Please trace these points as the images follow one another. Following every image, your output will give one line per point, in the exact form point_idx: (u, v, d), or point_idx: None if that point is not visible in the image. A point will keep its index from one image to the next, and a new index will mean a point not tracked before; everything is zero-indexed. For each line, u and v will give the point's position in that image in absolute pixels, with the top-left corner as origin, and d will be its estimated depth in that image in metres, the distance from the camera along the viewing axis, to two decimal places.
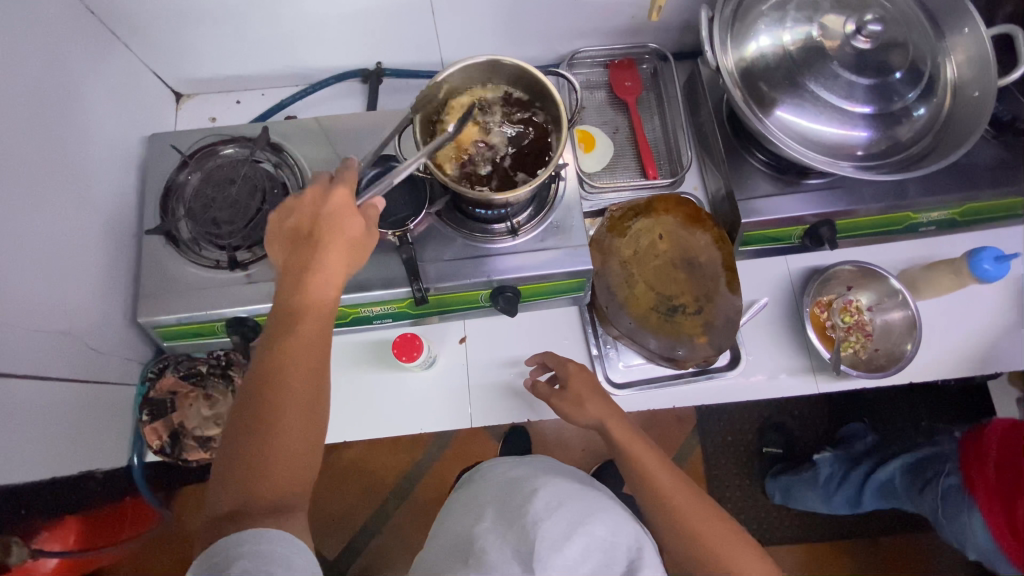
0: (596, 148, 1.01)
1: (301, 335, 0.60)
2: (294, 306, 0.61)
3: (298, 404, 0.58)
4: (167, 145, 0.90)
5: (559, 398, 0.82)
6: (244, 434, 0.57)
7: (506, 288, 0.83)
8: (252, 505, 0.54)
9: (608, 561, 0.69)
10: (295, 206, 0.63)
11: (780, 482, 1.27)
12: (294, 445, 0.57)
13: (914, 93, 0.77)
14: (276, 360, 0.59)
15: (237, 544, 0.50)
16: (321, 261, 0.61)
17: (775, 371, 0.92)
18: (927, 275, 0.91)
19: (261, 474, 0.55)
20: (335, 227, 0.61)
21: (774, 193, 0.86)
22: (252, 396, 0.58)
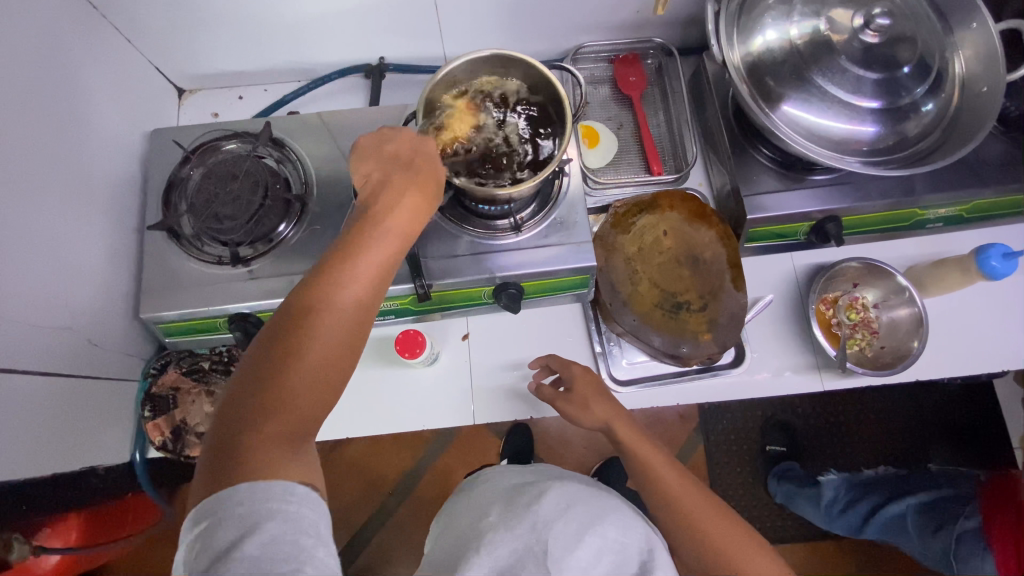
0: (600, 144, 1.01)
1: (371, 260, 0.55)
2: (371, 230, 0.56)
3: (344, 335, 0.52)
4: (169, 141, 0.89)
5: (564, 401, 0.82)
6: (280, 348, 0.50)
7: (510, 285, 0.83)
8: (267, 433, 0.48)
9: (620, 563, 0.69)
10: (396, 137, 0.62)
11: (783, 487, 1.27)
12: (326, 380, 0.51)
13: (922, 88, 0.76)
14: (339, 279, 0.53)
15: (265, 499, 0.44)
16: (408, 197, 0.59)
17: (780, 369, 0.91)
18: (932, 273, 0.90)
19: (287, 401, 0.49)
20: (433, 171, 0.61)
21: (780, 190, 0.85)
22: (299, 307, 0.52)
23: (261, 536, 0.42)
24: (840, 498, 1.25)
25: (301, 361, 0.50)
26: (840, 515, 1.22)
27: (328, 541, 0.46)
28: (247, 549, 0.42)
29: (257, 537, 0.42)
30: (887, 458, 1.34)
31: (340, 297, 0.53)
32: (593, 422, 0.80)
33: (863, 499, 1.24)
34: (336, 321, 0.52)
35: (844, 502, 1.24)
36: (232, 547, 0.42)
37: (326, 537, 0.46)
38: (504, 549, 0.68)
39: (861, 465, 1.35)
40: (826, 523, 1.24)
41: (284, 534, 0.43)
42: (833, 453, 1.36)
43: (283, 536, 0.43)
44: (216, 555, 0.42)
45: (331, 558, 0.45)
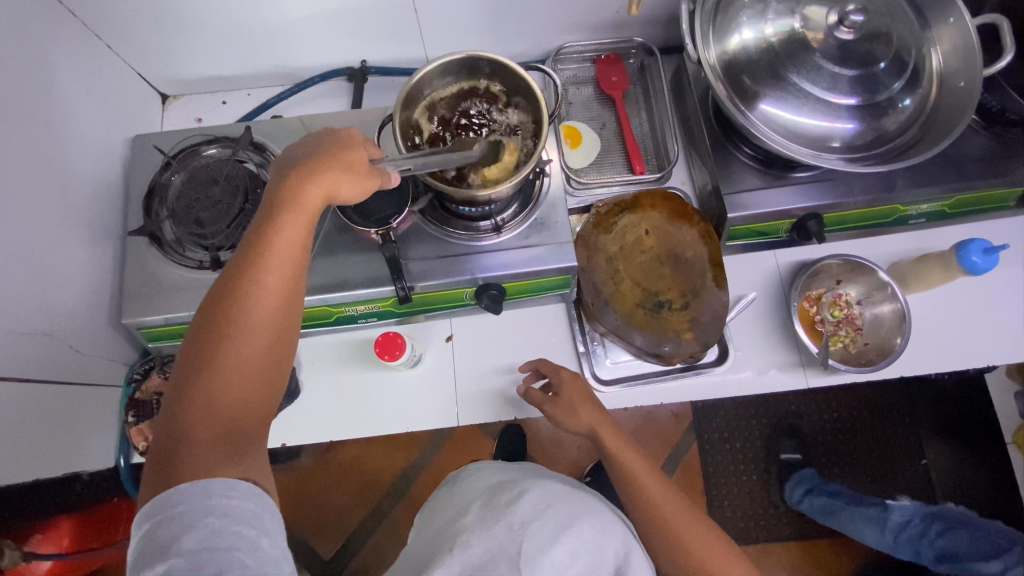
0: (583, 144, 1.01)
1: (275, 248, 0.57)
2: (276, 220, 0.58)
3: (259, 325, 0.55)
4: (151, 146, 0.90)
5: (552, 404, 0.82)
6: (198, 347, 0.53)
7: (491, 286, 0.83)
8: (195, 430, 0.51)
9: (594, 565, 0.69)
10: (309, 129, 0.65)
11: (821, 498, 1.25)
12: (255, 367, 0.54)
13: (898, 84, 0.76)
14: (246, 271, 0.55)
15: (204, 496, 0.47)
16: (311, 181, 0.59)
17: (764, 367, 0.91)
18: (916, 270, 0.90)
19: (209, 396, 0.52)
20: (339, 150, 0.61)
21: (760, 187, 0.85)
22: (213, 306, 0.55)
23: (200, 531, 0.46)
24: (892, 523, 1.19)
25: (217, 357, 0.53)
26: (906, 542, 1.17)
27: (273, 533, 0.50)
28: (187, 543, 0.45)
29: (195, 533, 0.46)
30: (878, 454, 1.35)
31: (249, 289, 0.55)
32: (579, 426, 0.80)
33: (943, 534, 1.17)
34: (246, 313, 0.54)
35: (896, 529, 1.19)
36: (173, 542, 0.45)
37: (270, 529, 0.50)
38: (478, 547, 0.69)
39: (854, 462, 1.35)
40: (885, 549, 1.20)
41: (225, 528, 0.47)
42: (826, 450, 1.36)
43: (224, 530, 0.46)
44: (161, 550, 0.45)
45: (274, 549, 0.49)
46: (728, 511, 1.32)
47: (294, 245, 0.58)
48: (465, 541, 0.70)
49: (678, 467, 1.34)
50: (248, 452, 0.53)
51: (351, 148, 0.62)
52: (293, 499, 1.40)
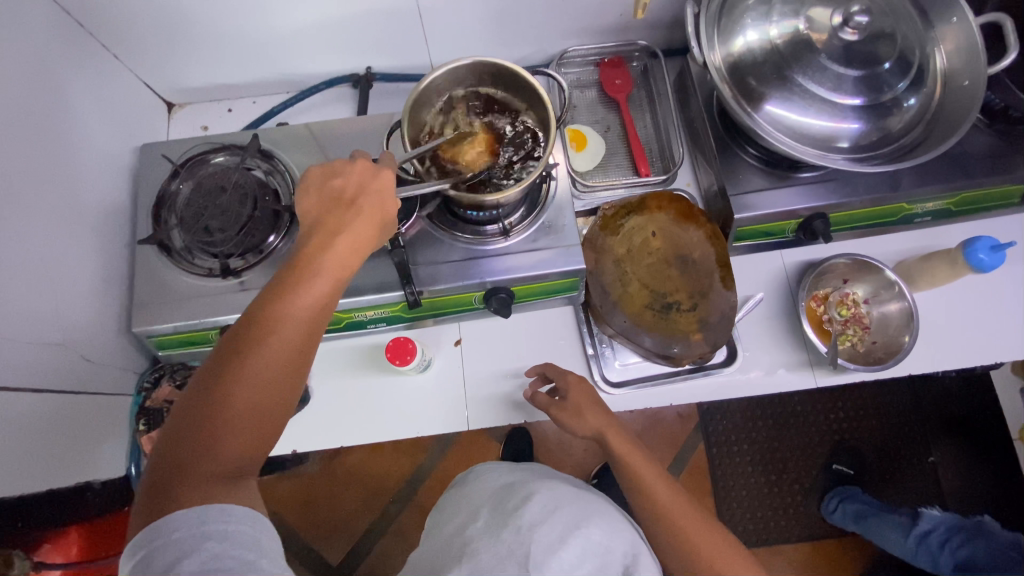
0: (588, 146, 1.01)
1: (306, 293, 0.55)
2: (309, 263, 0.57)
3: (280, 370, 0.53)
4: (159, 155, 0.90)
5: (559, 409, 0.82)
6: (213, 387, 0.51)
7: (500, 290, 0.83)
8: (205, 471, 0.49)
9: (604, 567, 0.69)
10: (346, 171, 0.63)
11: (852, 506, 1.24)
12: (266, 412, 0.52)
13: (903, 84, 0.77)
14: (273, 314, 0.54)
15: (203, 521, 0.46)
16: (347, 228, 0.59)
17: (773, 367, 0.91)
18: (922, 267, 0.90)
19: (223, 438, 0.50)
20: (377, 202, 0.61)
21: (767, 188, 0.85)
22: (232, 343, 0.53)
23: (199, 555, 0.44)
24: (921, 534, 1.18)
25: (234, 399, 0.51)
26: (930, 549, 1.16)
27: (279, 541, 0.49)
28: (185, 568, 0.44)
29: (194, 558, 0.44)
30: (886, 452, 1.34)
31: (274, 333, 0.53)
32: (586, 430, 0.80)
33: (963, 544, 1.17)
34: (269, 357, 0.52)
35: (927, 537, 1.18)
36: (170, 568, 0.44)
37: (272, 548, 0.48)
38: (487, 551, 0.69)
39: (864, 462, 1.34)
40: (907, 555, 1.19)
41: (224, 552, 0.45)
42: (834, 450, 1.35)
43: (223, 554, 0.45)
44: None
45: (276, 567, 0.48)
46: (737, 512, 1.32)
47: (325, 293, 0.56)
48: (475, 546, 0.70)
49: (686, 467, 1.34)
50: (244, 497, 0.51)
51: (387, 199, 0.62)
52: (301, 504, 1.40)
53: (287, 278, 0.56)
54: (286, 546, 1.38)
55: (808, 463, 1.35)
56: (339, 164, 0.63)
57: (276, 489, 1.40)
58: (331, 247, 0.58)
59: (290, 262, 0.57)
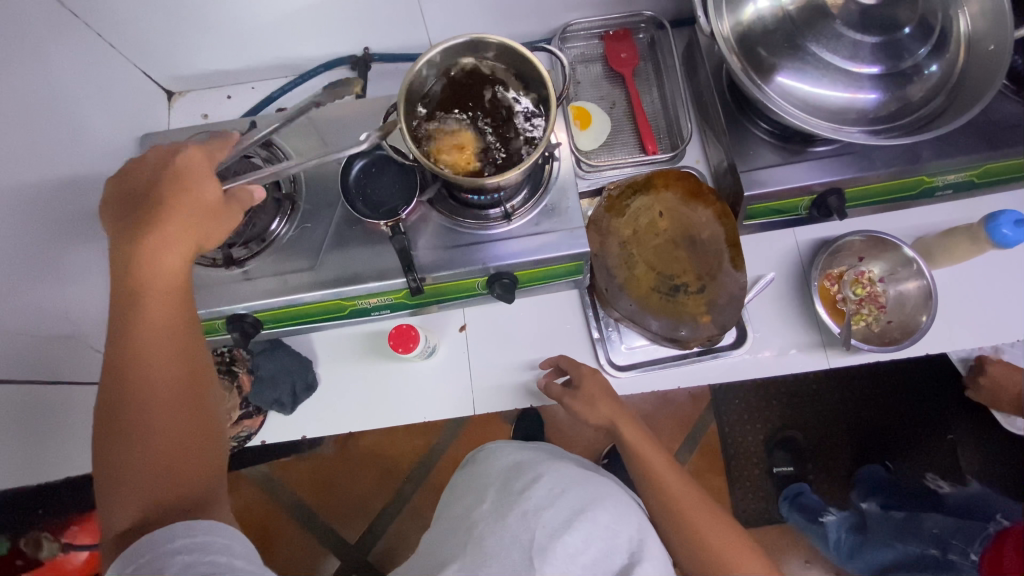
0: (593, 124, 0.98)
1: (143, 322, 0.56)
2: (138, 284, 0.57)
3: (166, 393, 0.56)
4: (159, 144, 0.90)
5: (572, 398, 0.82)
6: (111, 449, 0.54)
7: (504, 275, 0.82)
8: (149, 513, 0.53)
9: (609, 550, 0.68)
10: (141, 167, 0.61)
11: (795, 516, 1.26)
12: (174, 438, 0.56)
13: (924, 49, 0.72)
14: (123, 357, 0.56)
15: (169, 540, 0.49)
16: (154, 231, 0.57)
17: (784, 348, 0.89)
18: (942, 244, 0.87)
19: (149, 479, 0.54)
20: (185, 185, 0.58)
21: (779, 163, 0.82)
22: (103, 404, 0.56)
23: (174, 567, 0.48)
24: (858, 546, 1.24)
25: (135, 445, 0.54)
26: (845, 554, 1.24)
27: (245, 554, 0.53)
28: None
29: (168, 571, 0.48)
30: (902, 433, 1.32)
31: (134, 373, 0.55)
32: (599, 419, 0.81)
33: (866, 542, 1.24)
34: (139, 395, 0.55)
35: (854, 543, 1.25)
36: None
37: (240, 549, 0.52)
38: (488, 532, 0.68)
39: (876, 442, 1.32)
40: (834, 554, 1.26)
41: (196, 561, 0.49)
42: (841, 430, 1.34)
43: (197, 562, 0.49)
44: None
45: (251, 564, 0.52)
46: (746, 491, 1.32)
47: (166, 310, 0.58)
48: (481, 532, 0.70)
49: (697, 447, 1.35)
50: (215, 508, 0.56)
51: (196, 177, 0.59)
52: (322, 483, 1.44)
53: (121, 317, 0.57)
54: (307, 524, 1.43)
55: (821, 444, 1.34)
56: (134, 164, 0.62)
57: (295, 469, 1.44)
58: (150, 261, 0.57)
59: (116, 293, 0.57)
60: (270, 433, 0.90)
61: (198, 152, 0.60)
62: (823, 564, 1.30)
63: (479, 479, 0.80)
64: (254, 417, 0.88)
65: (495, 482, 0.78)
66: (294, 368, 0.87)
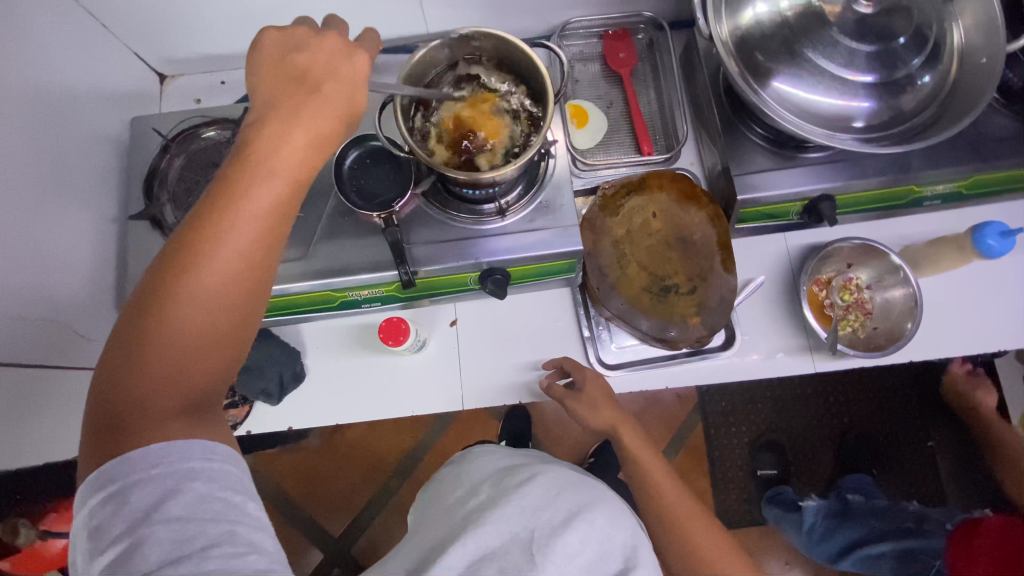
0: (590, 123, 0.98)
1: (250, 201, 0.50)
2: (254, 164, 0.51)
3: (230, 282, 0.49)
4: (150, 128, 0.88)
5: (574, 400, 0.83)
6: (150, 313, 0.47)
7: (496, 271, 0.82)
8: (155, 402, 0.47)
9: (604, 554, 0.68)
10: (313, 46, 0.56)
11: (774, 510, 1.28)
12: (220, 334, 0.50)
13: (918, 60, 0.73)
14: (216, 225, 0.49)
15: (185, 458, 0.46)
16: (298, 121, 0.53)
17: (772, 352, 0.90)
18: (929, 252, 0.89)
19: (172, 367, 0.47)
20: (336, 94, 0.55)
21: (772, 168, 0.83)
22: (170, 260, 0.48)
23: (188, 496, 0.44)
24: (831, 529, 1.25)
25: (179, 325, 0.47)
26: (817, 541, 1.25)
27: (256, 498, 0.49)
28: (172, 509, 0.44)
29: (181, 498, 0.44)
30: (885, 438, 1.34)
31: (217, 250, 0.49)
32: (600, 423, 0.82)
33: (839, 529, 1.24)
34: (212, 276, 0.48)
35: (828, 527, 1.25)
36: (154, 509, 0.44)
37: (252, 493, 0.49)
38: (483, 528, 0.68)
39: (859, 446, 1.34)
40: (806, 548, 1.27)
41: (212, 493, 0.46)
42: (824, 433, 1.36)
43: (211, 494, 0.45)
44: (138, 517, 0.43)
45: (261, 514, 0.48)
46: (731, 492, 1.34)
47: (276, 196, 0.52)
48: (475, 522, 0.70)
49: (684, 447, 1.36)
50: (211, 421, 0.50)
51: (342, 76, 0.56)
52: (307, 476, 1.43)
53: (232, 181, 0.51)
54: (291, 517, 1.42)
55: (805, 447, 1.35)
56: (306, 37, 0.56)
57: (280, 461, 1.43)
58: (284, 142, 0.52)
59: (230, 163, 0.52)
60: (255, 422, 0.90)
61: (362, 60, 0.57)
62: (802, 564, 1.32)
63: (471, 477, 0.81)
64: (240, 406, 0.88)
65: (488, 480, 0.78)
66: (282, 358, 0.86)
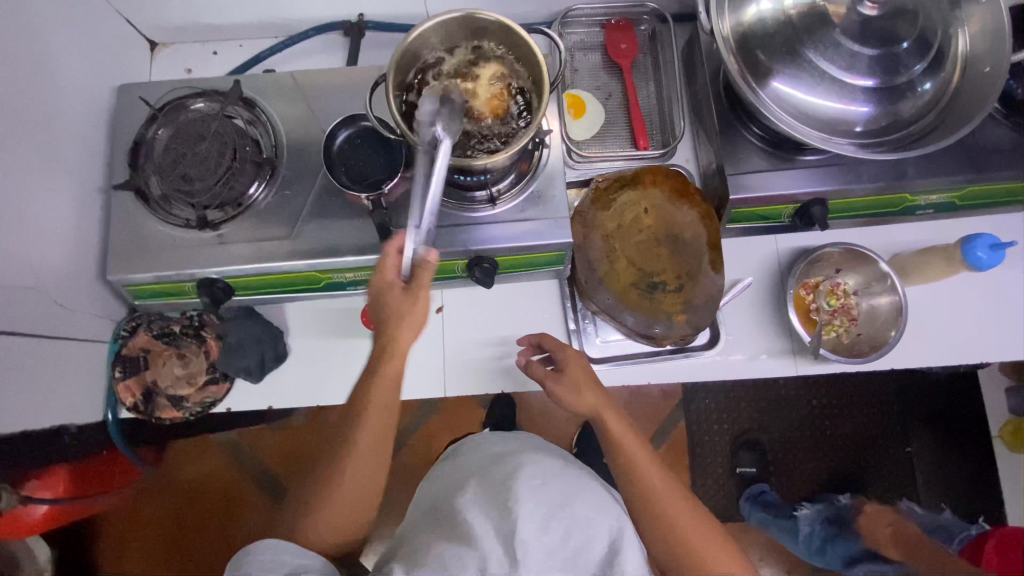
0: (587, 113, 0.97)
1: (361, 451, 0.71)
2: (353, 424, 0.72)
3: (359, 492, 0.73)
4: (137, 98, 0.86)
5: (553, 379, 0.79)
6: (329, 468, 0.74)
7: (483, 260, 0.81)
8: (315, 534, 0.73)
9: (588, 541, 0.69)
10: (388, 270, 0.68)
11: (758, 514, 1.27)
12: (363, 481, 0.73)
13: (920, 66, 0.72)
14: (353, 440, 0.72)
15: (295, 555, 0.69)
16: (397, 331, 0.67)
17: (755, 353, 0.91)
18: (918, 261, 0.88)
19: (329, 504, 0.73)
20: (394, 312, 0.67)
21: (768, 169, 0.82)
22: (342, 436, 0.74)
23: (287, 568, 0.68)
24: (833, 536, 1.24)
25: (333, 485, 0.73)
26: (816, 550, 1.25)
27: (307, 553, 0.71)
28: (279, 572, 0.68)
29: None
30: (863, 442, 1.36)
31: (354, 456, 0.72)
32: (583, 408, 0.77)
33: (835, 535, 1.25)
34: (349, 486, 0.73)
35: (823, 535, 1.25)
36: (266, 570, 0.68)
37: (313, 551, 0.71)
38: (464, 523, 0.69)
39: (838, 449, 1.36)
40: (804, 556, 1.26)
41: (297, 563, 0.69)
42: (804, 436, 1.37)
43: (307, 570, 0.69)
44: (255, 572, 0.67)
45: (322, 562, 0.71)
46: (711, 489, 1.35)
47: (376, 419, 0.71)
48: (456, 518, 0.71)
49: (667, 443, 1.37)
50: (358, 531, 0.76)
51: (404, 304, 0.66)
52: (292, 454, 1.45)
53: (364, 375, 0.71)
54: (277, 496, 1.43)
55: (786, 447, 1.37)
56: (390, 264, 0.68)
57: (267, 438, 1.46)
58: (387, 359, 0.69)
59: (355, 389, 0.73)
60: (236, 401, 0.89)
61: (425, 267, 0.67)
62: (775, 562, 1.34)
63: (464, 469, 0.83)
64: (220, 382, 0.86)
65: (476, 472, 0.80)
66: (265, 336, 0.85)
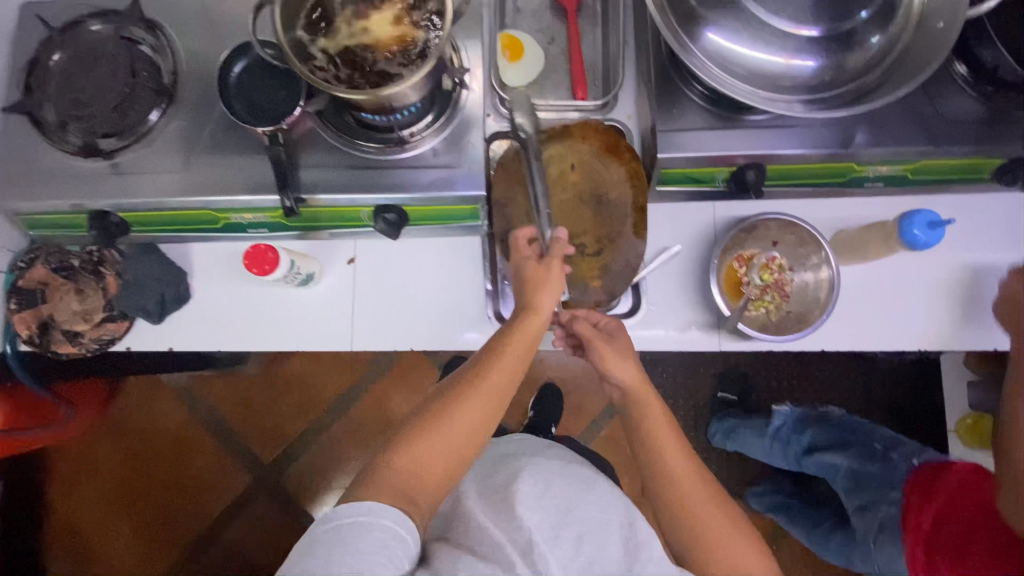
0: (524, 57, 0.89)
1: (482, 394, 0.64)
2: (497, 377, 0.66)
3: (455, 445, 0.61)
4: (34, 14, 0.80)
5: (595, 338, 0.74)
6: (419, 417, 0.63)
7: (389, 210, 0.76)
8: (388, 479, 0.58)
9: (603, 544, 0.61)
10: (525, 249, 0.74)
11: (726, 423, 1.28)
12: (456, 432, 0.62)
13: (867, 13, 0.66)
14: (469, 386, 0.64)
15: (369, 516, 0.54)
16: (541, 293, 0.70)
17: (681, 326, 0.86)
18: (859, 239, 0.82)
19: (407, 451, 0.60)
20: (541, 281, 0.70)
21: (705, 128, 0.76)
22: (446, 388, 0.66)
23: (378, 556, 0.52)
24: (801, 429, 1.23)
25: (434, 432, 0.61)
26: (780, 442, 1.21)
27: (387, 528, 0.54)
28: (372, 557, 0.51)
29: None
30: None
31: (469, 398, 0.63)
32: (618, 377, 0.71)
33: (806, 434, 1.22)
34: (444, 434, 0.61)
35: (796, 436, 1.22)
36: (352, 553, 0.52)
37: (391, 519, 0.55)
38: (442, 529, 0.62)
39: None
40: (767, 454, 1.23)
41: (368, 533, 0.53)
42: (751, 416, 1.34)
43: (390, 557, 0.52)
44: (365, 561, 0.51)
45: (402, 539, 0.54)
46: None
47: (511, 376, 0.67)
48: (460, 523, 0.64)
49: None
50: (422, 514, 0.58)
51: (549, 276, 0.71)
52: (242, 402, 1.45)
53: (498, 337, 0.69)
54: (225, 444, 1.44)
55: None
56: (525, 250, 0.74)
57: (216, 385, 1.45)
58: (534, 312, 0.69)
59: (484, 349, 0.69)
60: (136, 339, 0.87)
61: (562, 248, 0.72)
62: None
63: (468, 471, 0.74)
64: (118, 321, 0.84)
65: (479, 475, 0.72)
66: (165, 275, 0.82)
